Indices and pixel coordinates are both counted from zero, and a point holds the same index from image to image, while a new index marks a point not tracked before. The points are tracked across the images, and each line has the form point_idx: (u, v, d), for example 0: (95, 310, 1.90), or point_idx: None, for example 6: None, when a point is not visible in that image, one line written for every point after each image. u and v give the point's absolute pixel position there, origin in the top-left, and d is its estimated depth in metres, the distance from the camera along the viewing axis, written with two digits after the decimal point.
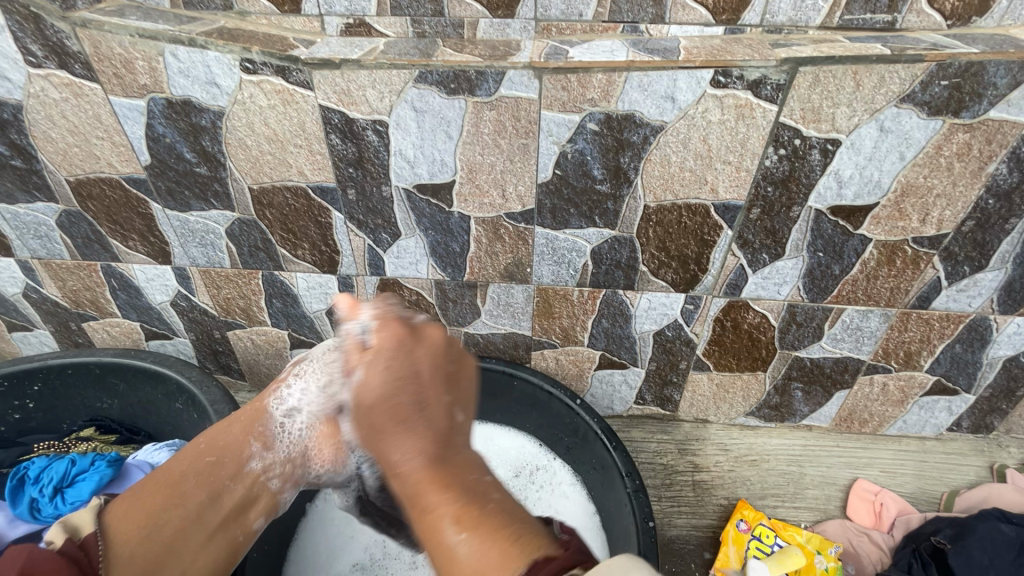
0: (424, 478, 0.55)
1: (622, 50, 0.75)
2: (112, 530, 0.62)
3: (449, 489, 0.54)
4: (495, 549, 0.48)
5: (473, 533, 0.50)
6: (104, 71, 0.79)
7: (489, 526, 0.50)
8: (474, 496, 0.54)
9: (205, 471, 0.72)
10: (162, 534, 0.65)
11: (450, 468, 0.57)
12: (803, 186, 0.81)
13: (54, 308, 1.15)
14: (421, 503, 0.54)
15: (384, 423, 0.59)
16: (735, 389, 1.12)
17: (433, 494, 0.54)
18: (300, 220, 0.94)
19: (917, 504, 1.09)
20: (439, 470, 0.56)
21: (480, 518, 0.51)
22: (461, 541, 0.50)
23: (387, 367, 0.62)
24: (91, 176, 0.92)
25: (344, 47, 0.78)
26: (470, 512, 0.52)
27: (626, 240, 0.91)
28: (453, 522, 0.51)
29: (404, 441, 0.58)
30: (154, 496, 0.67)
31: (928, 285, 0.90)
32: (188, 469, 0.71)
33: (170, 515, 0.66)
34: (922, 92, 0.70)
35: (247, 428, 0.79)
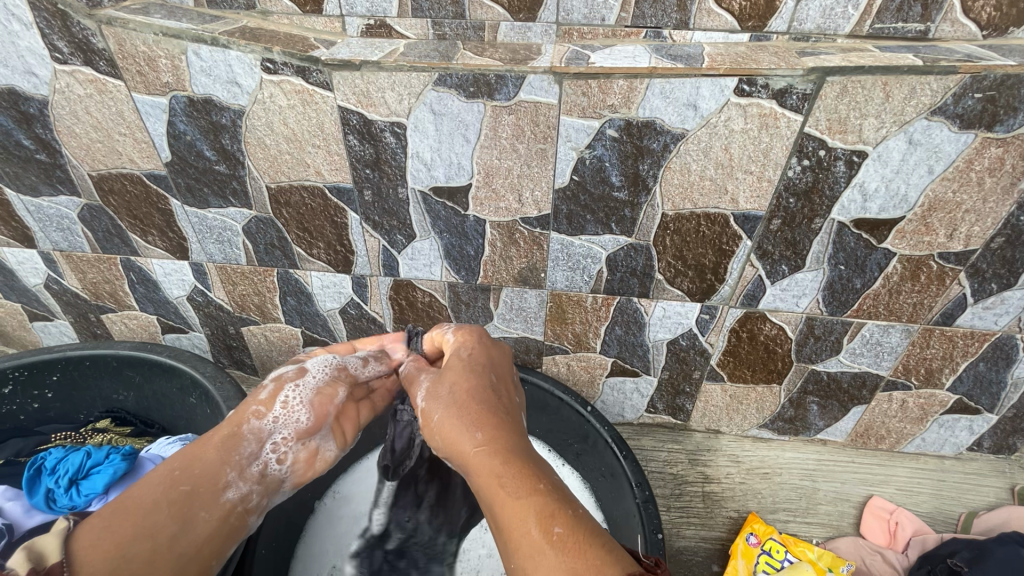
0: (499, 491, 0.55)
1: (644, 56, 0.74)
2: (80, 555, 0.54)
3: (535, 498, 0.54)
4: (587, 561, 0.48)
5: (565, 547, 0.49)
6: (128, 69, 0.79)
7: (576, 548, 0.49)
8: (560, 494, 0.55)
9: (179, 498, 0.62)
10: (129, 565, 0.56)
11: (516, 469, 0.57)
12: (827, 198, 0.79)
13: (74, 299, 1.17)
14: (509, 522, 0.53)
15: (466, 444, 0.61)
16: (749, 401, 1.10)
17: (508, 509, 0.54)
18: (316, 220, 0.95)
19: (933, 524, 1.07)
20: (516, 483, 0.55)
21: (572, 518, 0.52)
22: (554, 558, 0.49)
23: (461, 382, 0.69)
24: (113, 171, 0.93)
25: (364, 49, 0.77)
26: (559, 507, 0.53)
27: (642, 248, 0.90)
28: (542, 533, 0.51)
29: (487, 458, 0.59)
30: (125, 522, 0.58)
31: (953, 301, 0.88)
32: (160, 495, 0.61)
33: (140, 544, 0.57)
34: (954, 105, 0.68)
35: (224, 455, 0.68)
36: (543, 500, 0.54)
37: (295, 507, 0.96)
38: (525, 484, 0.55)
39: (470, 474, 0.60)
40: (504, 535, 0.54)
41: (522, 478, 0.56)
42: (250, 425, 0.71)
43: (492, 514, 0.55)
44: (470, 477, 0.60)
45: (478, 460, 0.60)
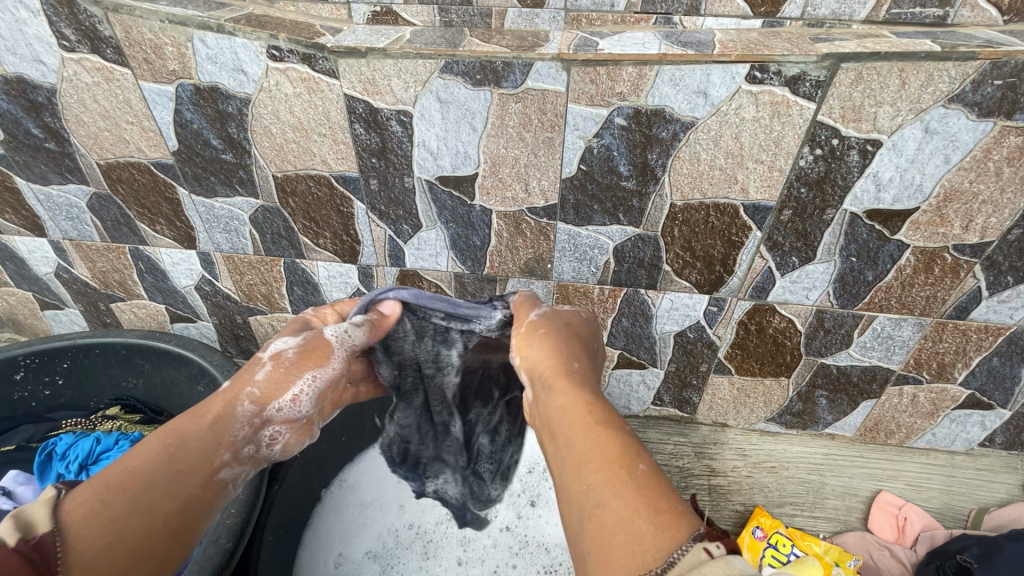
0: (584, 417, 0.53)
1: (654, 42, 0.72)
2: (73, 529, 0.47)
3: (625, 434, 0.51)
4: (672, 502, 0.44)
5: (648, 485, 0.46)
6: (135, 56, 0.79)
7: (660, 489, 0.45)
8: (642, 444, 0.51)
9: (179, 473, 0.54)
10: (124, 543, 0.49)
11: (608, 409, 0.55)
12: (839, 187, 0.77)
13: (84, 288, 1.18)
14: (593, 441, 0.50)
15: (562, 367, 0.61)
16: (757, 395, 1.09)
17: (592, 434, 0.51)
18: (322, 209, 0.94)
19: (943, 520, 1.06)
20: (611, 419, 0.53)
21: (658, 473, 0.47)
22: (637, 489, 0.45)
23: (571, 327, 0.68)
24: (121, 160, 0.93)
25: (370, 36, 0.77)
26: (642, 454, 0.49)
27: (650, 239, 0.89)
28: (628, 463, 0.48)
29: (584, 390, 0.58)
30: (119, 496, 0.51)
31: (967, 294, 0.86)
32: (158, 470, 0.53)
33: (133, 523, 0.50)
34: (972, 92, 0.67)
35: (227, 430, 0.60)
36: (633, 439, 0.51)
37: (303, 494, 0.96)
38: (616, 420, 0.53)
39: (554, 390, 0.59)
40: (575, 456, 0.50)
41: (612, 416, 0.54)
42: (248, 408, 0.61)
43: (569, 432, 0.53)
44: (549, 393, 0.58)
45: (572, 385, 0.59)
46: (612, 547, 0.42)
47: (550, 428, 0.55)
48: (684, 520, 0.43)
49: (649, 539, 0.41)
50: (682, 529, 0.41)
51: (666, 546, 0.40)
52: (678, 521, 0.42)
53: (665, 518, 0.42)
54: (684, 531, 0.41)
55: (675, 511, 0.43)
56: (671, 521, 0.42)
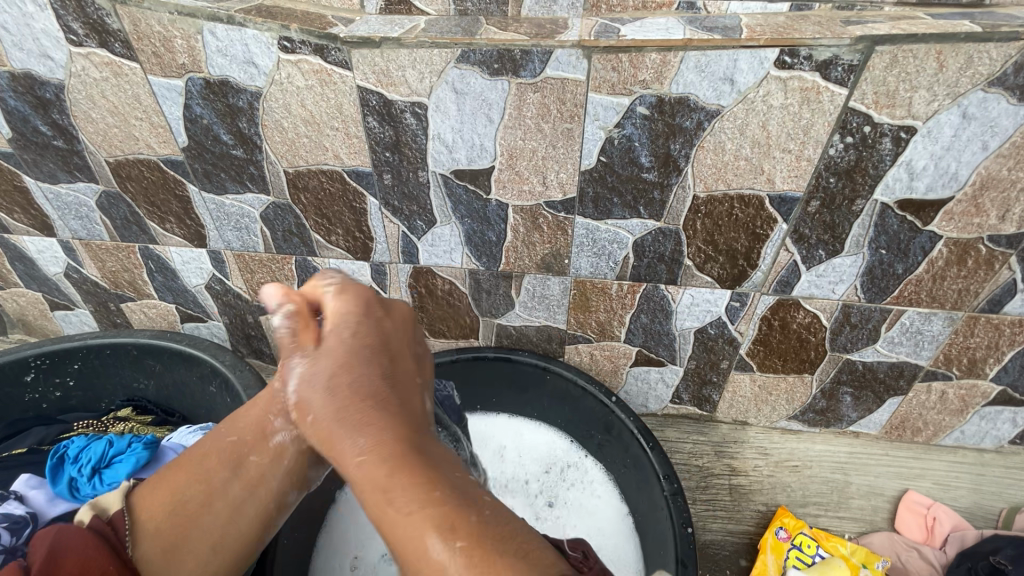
0: (407, 473, 0.45)
1: (678, 28, 0.70)
2: (139, 506, 0.61)
3: (438, 475, 0.46)
4: (518, 565, 0.40)
5: (481, 549, 0.41)
6: (144, 50, 0.78)
7: (493, 539, 0.42)
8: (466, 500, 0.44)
9: (228, 449, 0.66)
10: (184, 509, 0.62)
11: (429, 461, 0.47)
12: (870, 177, 0.75)
13: (94, 288, 1.17)
14: (386, 501, 0.43)
15: (347, 397, 0.50)
16: (778, 392, 1.06)
17: (413, 494, 0.43)
18: (334, 206, 0.93)
19: (972, 519, 1.03)
20: (439, 461, 0.47)
21: (482, 532, 0.42)
22: (460, 560, 0.40)
23: (364, 334, 0.55)
24: (130, 157, 0.92)
25: (383, 26, 0.75)
26: (461, 515, 0.43)
27: (671, 233, 0.86)
28: (446, 517, 0.42)
29: (377, 425, 0.48)
30: (177, 474, 0.64)
31: (1001, 287, 0.83)
32: (211, 446, 0.66)
33: (190, 490, 0.63)
34: (1014, 75, 0.64)
35: (266, 406, 0.68)
36: (446, 494, 0.44)
37: (317, 496, 0.95)
38: (429, 473, 0.45)
39: (357, 458, 0.46)
40: (391, 536, 0.43)
41: (411, 483, 0.44)
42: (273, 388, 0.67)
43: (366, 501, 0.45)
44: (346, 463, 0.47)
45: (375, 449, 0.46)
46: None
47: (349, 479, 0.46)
48: (526, 573, 0.39)
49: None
50: (533, 567, 0.40)
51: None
52: (530, 567, 0.40)
53: (501, 566, 0.40)
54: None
55: (517, 569, 0.40)
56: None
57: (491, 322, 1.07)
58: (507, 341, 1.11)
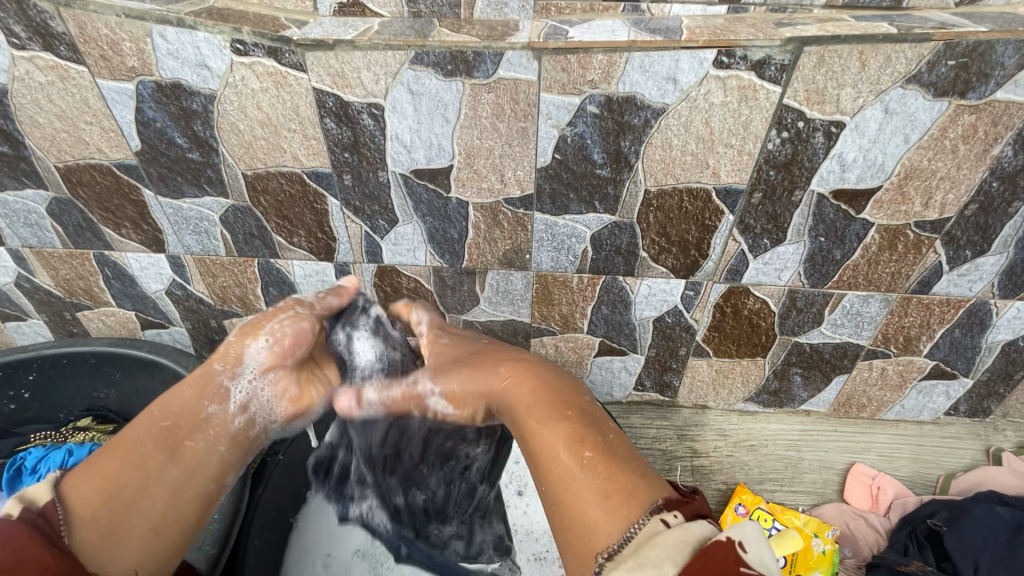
0: (544, 405, 0.63)
1: (623, 30, 0.73)
2: (70, 497, 0.60)
3: (568, 424, 0.60)
4: (620, 483, 0.54)
5: (595, 472, 0.55)
6: (91, 53, 0.76)
7: (612, 473, 0.55)
8: (588, 433, 0.59)
9: (165, 434, 0.64)
10: (121, 496, 0.61)
11: (559, 396, 0.64)
12: (806, 169, 0.79)
13: (47, 297, 1.14)
14: (538, 448, 0.59)
15: (493, 386, 0.68)
16: (734, 375, 1.11)
17: (549, 428, 0.60)
18: (295, 207, 0.93)
19: (913, 487, 1.10)
20: (564, 399, 0.64)
21: (601, 464, 0.56)
22: (583, 482, 0.55)
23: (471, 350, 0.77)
24: (80, 162, 0.90)
25: (337, 28, 0.75)
26: (585, 446, 0.57)
27: (627, 226, 0.90)
28: (574, 457, 0.57)
29: (522, 394, 0.65)
30: (108, 464, 0.62)
31: (929, 269, 0.90)
32: (144, 433, 0.64)
33: (126, 478, 0.61)
34: (928, 73, 0.69)
35: (201, 390, 0.68)
36: (573, 429, 0.60)
37: (288, 497, 0.96)
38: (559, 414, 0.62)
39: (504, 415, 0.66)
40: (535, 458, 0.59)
41: (551, 407, 0.63)
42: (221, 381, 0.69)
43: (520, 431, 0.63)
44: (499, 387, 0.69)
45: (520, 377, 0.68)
46: (577, 532, 0.53)
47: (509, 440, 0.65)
48: (628, 495, 0.52)
49: (601, 519, 0.51)
50: (637, 490, 0.53)
51: (615, 523, 0.51)
52: (634, 493, 0.53)
53: (621, 491, 0.53)
54: (630, 504, 0.52)
55: (626, 490, 0.53)
56: (616, 499, 0.52)
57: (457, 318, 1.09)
58: None
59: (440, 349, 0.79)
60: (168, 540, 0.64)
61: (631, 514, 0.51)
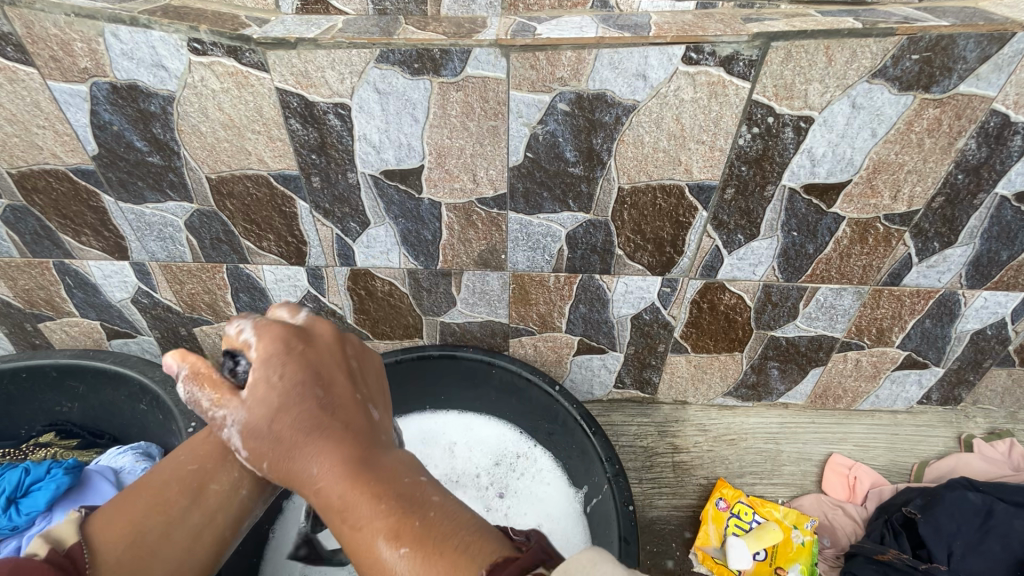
0: (361, 487, 0.50)
1: (591, 26, 0.72)
2: (96, 536, 0.58)
3: (395, 489, 0.50)
4: (460, 547, 0.46)
5: (428, 539, 0.46)
6: (40, 54, 0.73)
7: (438, 540, 0.46)
8: (411, 501, 0.50)
9: (188, 476, 0.64)
10: (143, 539, 0.60)
11: (383, 472, 0.52)
12: (777, 164, 0.80)
13: (7, 308, 1.10)
14: (363, 511, 0.49)
15: (291, 434, 0.53)
16: (713, 370, 1.12)
17: (365, 507, 0.49)
18: (263, 211, 0.90)
19: (889, 476, 1.12)
20: (394, 470, 0.52)
21: (425, 533, 0.47)
22: (435, 550, 0.45)
23: (324, 357, 0.59)
24: (35, 168, 0.86)
25: (300, 26, 0.73)
26: (408, 524, 0.48)
27: (601, 224, 0.89)
28: (408, 522, 0.48)
29: (346, 456, 0.52)
30: (137, 502, 0.62)
31: (899, 261, 0.91)
32: (171, 475, 0.65)
33: (150, 522, 0.61)
34: (893, 67, 0.70)
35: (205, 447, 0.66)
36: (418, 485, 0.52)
37: (263, 508, 0.94)
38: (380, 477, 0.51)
39: (358, 472, 0.51)
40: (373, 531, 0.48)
41: (372, 471, 0.52)
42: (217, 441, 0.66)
43: (336, 496, 0.50)
44: (324, 453, 0.52)
45: (343, 440, 0.54)
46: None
47: (338, 502, 0.50)
48: (465, 560, 0.44)
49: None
50: (476, 558, 0.44)
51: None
52: (468, 559, 0.44)
53: (457, 557, 0.44)
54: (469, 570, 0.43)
55: (465, 552, 0.45)
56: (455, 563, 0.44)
57: (434, 320, 1.08)
58: (452, 339, 1.12)
59: (278, 330, 0.59)
60: None
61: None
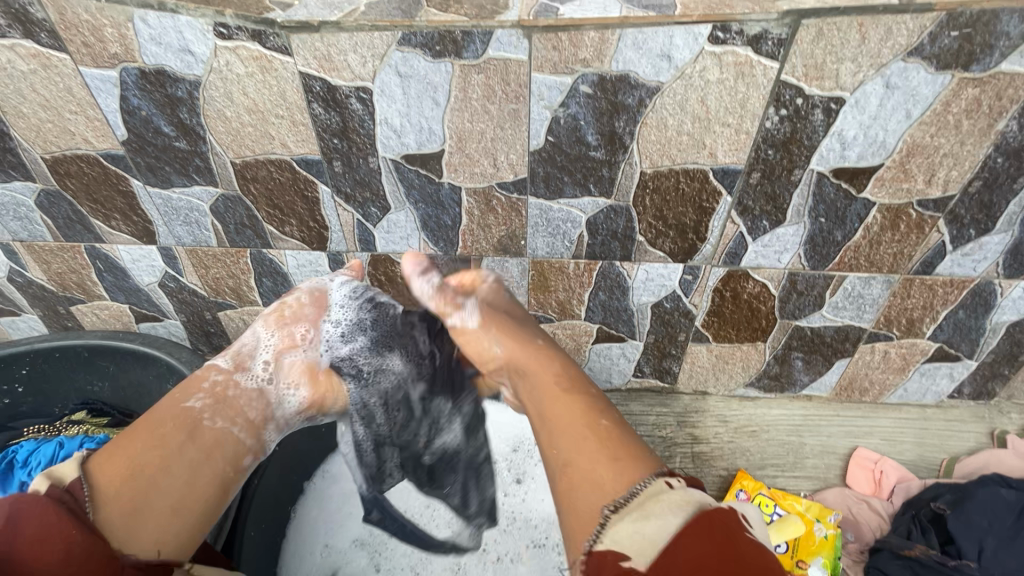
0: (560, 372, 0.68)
1: (615, 6, 0.71)
2: (94, 475, 0.56)
3: (583, 398, 0.62)
4: (625, 450, 0.55)
5: (604, 439, 0.56)
6: (72, 40, 0.75)
7: (618, 445, 0.55)
8: (592, 410, 0.60)
9: (181, 417, 0.64)
10: (143, 472, 0.57)
11: (573, 375, 0.67)
12: (805, 147, 0.78)
13: (41, 292, 1.13)
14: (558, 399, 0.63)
15: (511, 328, 0.78)
16: (735, 360, 1.10)
17: (558, 395, 0.63)
18: (286, 196, 0.91)
19: (916, 471, 1.10)
20: (575, 381, 0.65)
21: (607, 437, 0.56)
22: (596, 443, 0.56)
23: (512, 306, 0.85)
24: (67, 153, 0.89)
25: (323, 9, 0.73)
26: (592, 420, 0.59)
27: (622, 210, 0.88)
28: (591, 427, 0.58)
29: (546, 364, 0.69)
30: (135, 437, 0.60)
31: (932, 249, 0.88)
32: (166, 415, 0.64)
33: (148, 454, 0.59)
34: (930, 44, 0.67)
35: (189, 386, 0.70)
36: (596, 402, 0.61)
37: (286, 488, 0.96)
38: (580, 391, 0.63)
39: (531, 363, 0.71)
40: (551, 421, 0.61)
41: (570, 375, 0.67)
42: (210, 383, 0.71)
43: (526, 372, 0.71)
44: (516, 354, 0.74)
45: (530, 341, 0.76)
46: (578, 494, 0.52)
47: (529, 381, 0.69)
48: (637, 461, 0.53)
49: (608, 482, 0.52)
50: (640, 466, 0.53)
51: (621, 485, 0.51)
52: (634, 462, 0.53)
53: (620, 462, 0.53)
54: (640, 471, 0.52)
55: (628, 457, 0.54)
56: (623, 464, 0.53)
57: None
58: None
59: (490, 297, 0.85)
60: (188, 524, 0.59)
61: (644, 471, 0.52)
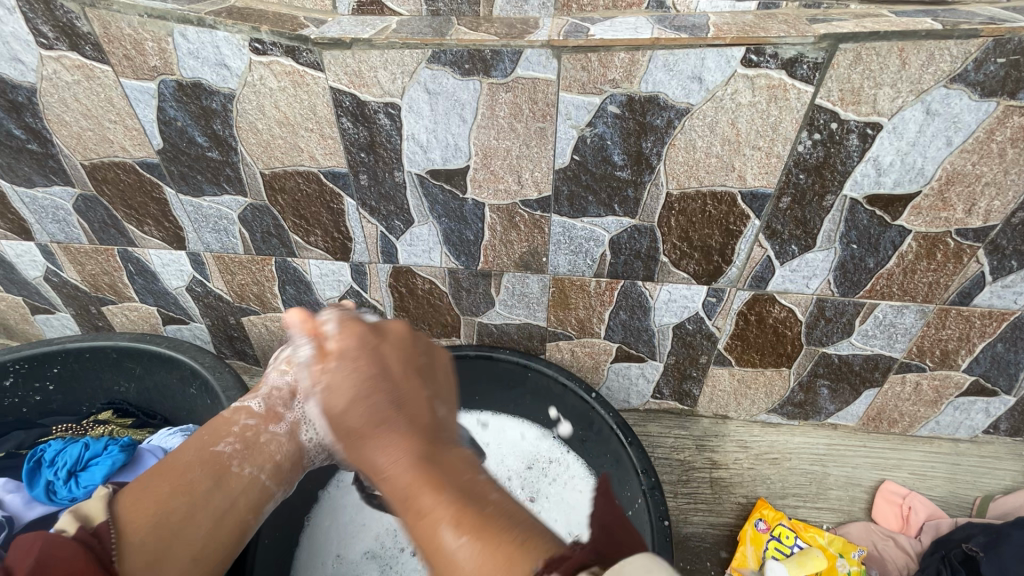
0: (420, 479, 0.52)
1: (646, 27, 0.70)
2: (124, 516, 0.60)
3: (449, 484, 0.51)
4: (510, 537, 0.45)
5: (483, 530, 0.46)
6: (114, 53, 0.77)
7: (492, 530, 0.46)
8: (469, 495, 0.50)
9: (211, 461, 0.70)
10: (168, 520, 0.63)
11: (439, 469, 0.53)
12: (839, 173, 0.76)
13: (75, 292, 1.17)
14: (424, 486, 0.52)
15: (366, 422, 0.58)
16: (757, 385, 1.08)
17: (427, 497, 0.50)
18: (312, 207, 0.93)
19: (947, 508, 1.04)
20: (448, 471, 0.53)
21: (479, 522, 0.47)
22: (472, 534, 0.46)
23: (382, 369, 0.65)
24: (105, 160, 0.91)
25: (355, 27, 0.75)
26: (466, 512, 0.48)
27: (647, 230, 0.87)
28: (469, 512, 0.48)
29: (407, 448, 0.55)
30: (161, 480, 0.66)
31: (970, 280, 0.84)
32: (193, 458, 0.70)
33: (177, 501, 0.64)
34: (975, 71, 0.65)
35: (217, 432, 0.75)
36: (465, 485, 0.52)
37: (299, 496, 0.97)
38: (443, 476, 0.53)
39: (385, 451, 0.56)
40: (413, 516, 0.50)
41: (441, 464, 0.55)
42: (234, 431, 0.75)
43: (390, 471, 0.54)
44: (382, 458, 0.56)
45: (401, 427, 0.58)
46: None
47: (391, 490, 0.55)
48: (520, 551, 0.43)
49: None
50: (521, 554, 0.43)
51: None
52: (518, 554, 0.43)
53: (501, 561, 0.43)
54: (521, 566, 0.42)
55: (513, 545, 0.44)
56: (505, 557, 0.43)
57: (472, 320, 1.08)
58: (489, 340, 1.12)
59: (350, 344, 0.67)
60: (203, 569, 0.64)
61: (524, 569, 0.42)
